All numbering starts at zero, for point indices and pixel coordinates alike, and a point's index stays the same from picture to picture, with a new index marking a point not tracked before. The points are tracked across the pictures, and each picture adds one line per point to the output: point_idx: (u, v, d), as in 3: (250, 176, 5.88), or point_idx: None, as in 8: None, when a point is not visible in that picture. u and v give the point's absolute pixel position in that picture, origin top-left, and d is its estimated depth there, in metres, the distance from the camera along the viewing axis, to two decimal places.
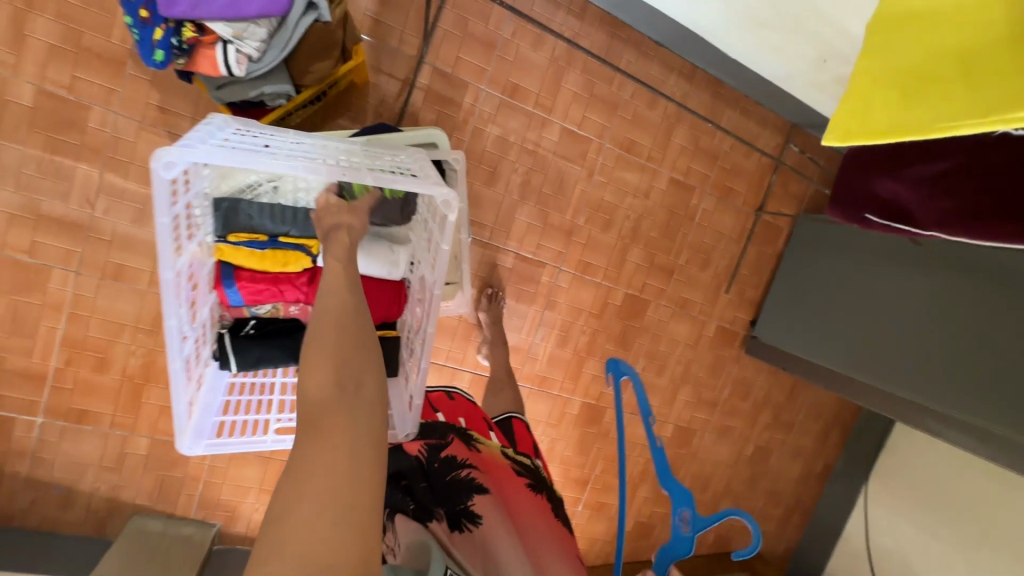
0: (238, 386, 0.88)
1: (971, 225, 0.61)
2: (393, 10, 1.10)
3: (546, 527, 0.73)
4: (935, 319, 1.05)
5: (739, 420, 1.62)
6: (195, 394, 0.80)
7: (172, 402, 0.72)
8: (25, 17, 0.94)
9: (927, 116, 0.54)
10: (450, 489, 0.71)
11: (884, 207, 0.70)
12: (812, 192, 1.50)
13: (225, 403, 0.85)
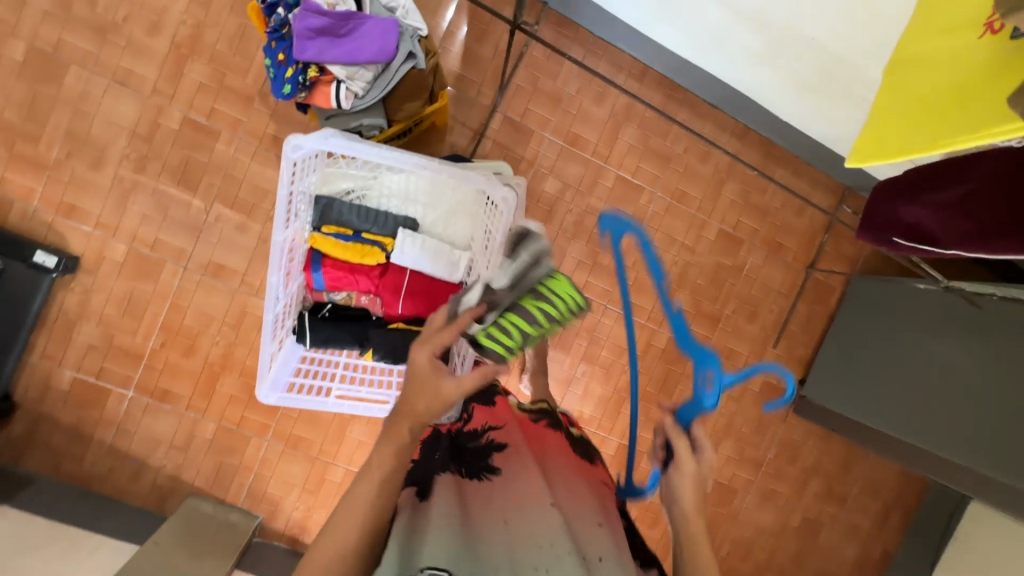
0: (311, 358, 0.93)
1: (990, 243, 0.68)
2: (475, 66, 1.27)
3: (574, 473, 0.67)
4: (984, 384, 1.01)
5: (786, 485, 1.55)
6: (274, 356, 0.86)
7: (260, 353, 0.79)
8: (185, 59, 1.17)
9: (935, 136, 0.61)
10: (472, 454, 0.67)
11: (910, 231, 0.80)
12: (866, 254, 1.49)
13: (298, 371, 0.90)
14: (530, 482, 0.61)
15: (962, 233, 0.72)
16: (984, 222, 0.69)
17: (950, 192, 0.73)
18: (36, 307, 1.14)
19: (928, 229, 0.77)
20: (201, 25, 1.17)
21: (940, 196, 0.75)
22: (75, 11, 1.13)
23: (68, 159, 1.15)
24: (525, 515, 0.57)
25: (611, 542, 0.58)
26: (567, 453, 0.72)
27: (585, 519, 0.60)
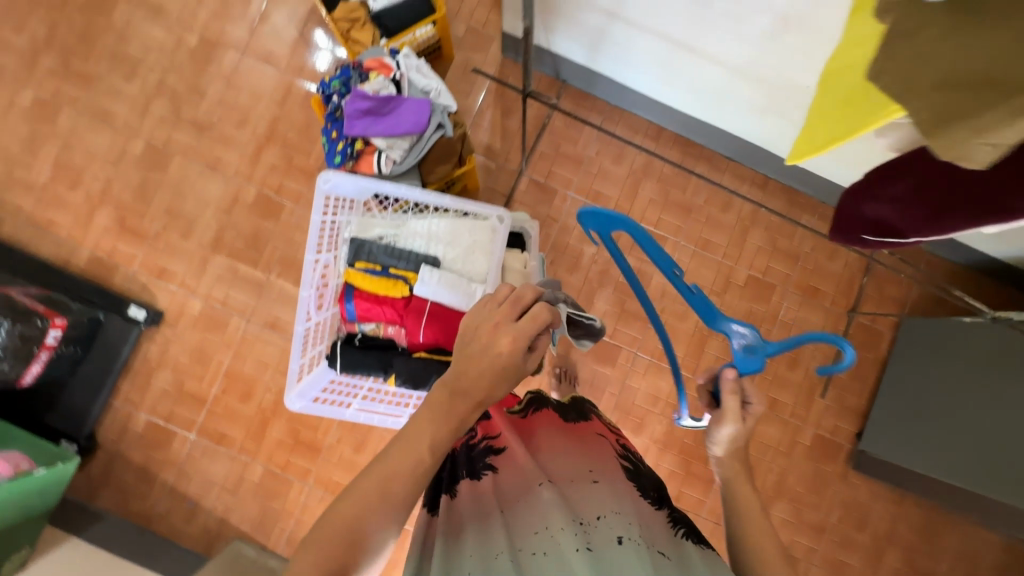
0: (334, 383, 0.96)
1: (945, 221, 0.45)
2: (503, 136, 1.42)
3: (565, 447, 0.68)
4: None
5: (857, 556, 1.39)
6: (305, 371, 0.91)
7: (292, 359, 0.85)
8: (262, 146, 1.41)
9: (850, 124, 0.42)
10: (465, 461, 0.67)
11: (877, 228, 0.54)
12: (914, 297, 1.42)
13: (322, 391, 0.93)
14: (516, 475, 0.62)
15: (923, 219, 0.47)
16: (937, 199, 0.46)
17: (895, 175, 0.50)
18: (125, 355, 1.32)
19: (887, 221, 0.52)
20: (277, 118, 1.41)
21: (891, 186, 0.51)
22: (183, 115, 1.41)
23: (165, 230, 1.38)
24: (518, 501, 0.58)
25: (608, 497, 0.59)
26: (557, 433, 0.72)
27: (579, 485, 0.61)
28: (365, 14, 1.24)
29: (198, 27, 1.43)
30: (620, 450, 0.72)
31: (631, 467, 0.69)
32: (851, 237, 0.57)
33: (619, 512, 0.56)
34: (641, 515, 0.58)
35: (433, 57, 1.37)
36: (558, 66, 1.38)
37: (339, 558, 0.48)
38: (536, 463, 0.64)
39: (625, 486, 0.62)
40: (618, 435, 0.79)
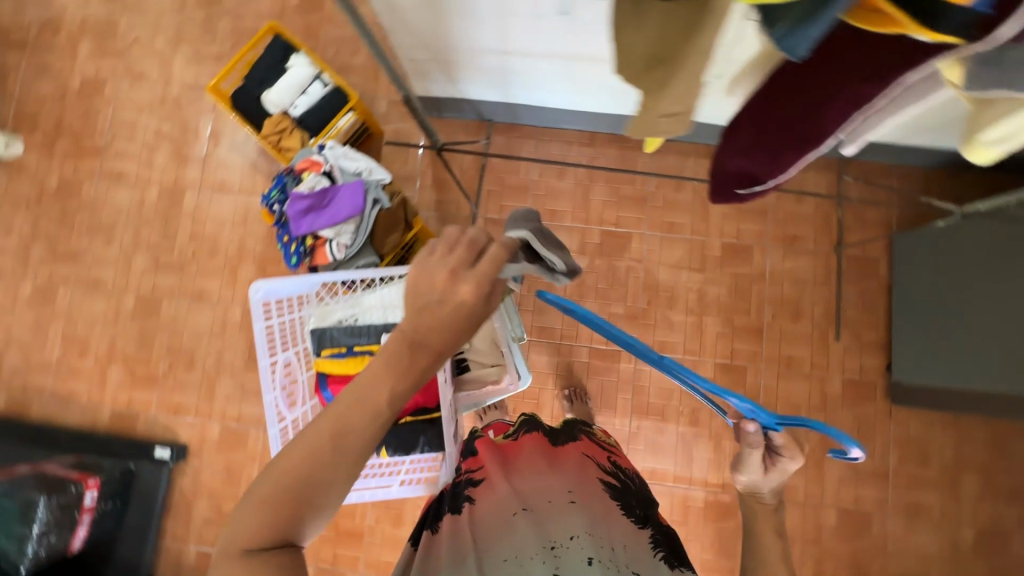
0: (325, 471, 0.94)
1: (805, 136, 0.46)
2: (448, 189, 1.48)
3: (545, 469, 0.70)
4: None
5: (932, 493, 1.30)
6: None
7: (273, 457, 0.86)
8: (237, 266, 1.50)
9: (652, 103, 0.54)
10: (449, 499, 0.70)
11: (743, 180, 0.56)
12: (897, 214, 1.38)
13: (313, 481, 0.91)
14: (495, 504, 0.64)
15: (769, 160, 0.50)
16: (774, 135, 0.48)
17: (738, 124, 0.53)
18: (161, 495, 1.39)
19: (750, 172, 0.53)
20: (243, 237, 1.51)
21: (736, 135, 0.53)
22: (162, 260, 1.52)
23: (171, 369, 1.47)
24: (494, 530, 0.61)
25: (582, 518, 0.61)
26: (540, 455, 0.73)
27: (557, 509, 0.62)
28: (290, 123, 1.35)
29: (156, 179, 1.56)
30: (607, 468, 0.73)
31: (618, 485, 0.70)
32: (729, 193, 0.59)
33: (591, 533, 0.59)
34: (617, 537, 0.60)
35: (364, 138, 1.46)
36: (478, 110, 1.44)
37: (290, 516, 0.44)
38: (514, 489, 0.66)
39: (603, 502, 0.64)
40: (608, 452, 0.78)
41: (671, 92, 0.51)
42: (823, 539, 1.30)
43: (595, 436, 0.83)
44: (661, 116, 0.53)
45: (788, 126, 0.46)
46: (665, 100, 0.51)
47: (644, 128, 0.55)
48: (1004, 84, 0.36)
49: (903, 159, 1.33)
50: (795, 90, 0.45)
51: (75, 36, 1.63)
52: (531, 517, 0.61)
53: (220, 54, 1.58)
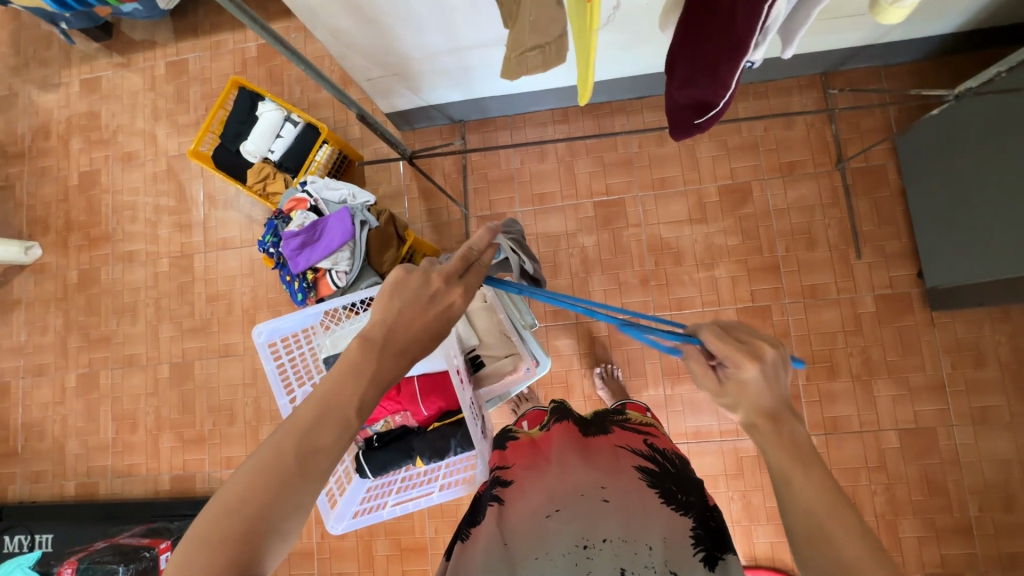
0: (370, 492, 0.92)
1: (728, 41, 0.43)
2: (436, 197, 1.49)
3: (576, 460, 0.66)
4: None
5: (997, 395, 1.23)
6: (336, 492, 0.89)
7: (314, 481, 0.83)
8: (254, 316, 1.55)
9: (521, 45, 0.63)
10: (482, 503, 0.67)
11: (699, 109, 0.53)
12: (895, 115, 1.31)
13: (359, 502, 0.88)
14: (525, 499, 0.62)
15: (711, 81, 0.48)
16: (704, 57, 0.47)
17: (672, 60, 0.52)
18: None
19: (699, 98, 0.51)
20: (255, 287, 1.56)
21: (673, 71, 0.52)
22: (185, 325, 1.59)
23: (215, 426, 1.53)
24: (524, 528, 0.59)
25: (617, 519, 0.58)
26: (570, 446, 0.69)
27: (590, 506, 0.59)
28: (272, 168, 1.38)
29: (164, 252, 1.63)
30: (644, 452, 0.68)
31: (656, 471, 0.65)
32: (688, 126, 0.56)
33: (625, 539, 0.56)
34: (655, 531, 0.57)
35: (345, 166, 1.48)
36: (448, 113, 1.44)
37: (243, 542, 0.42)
38: (544, 483, 0.63)
39: (641, 498, 0.60)
40: (643, 432, 0.74)
41: (527, 32, 0.61)
42: (889, 463, 1.25)
43: (628, 421, 0.77)
44: (528, 52, 0.63)
45: (714, 43, 0.45)
46: (526, 36, 0.62)
47: (517, 64, 0.66)
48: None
49: (883, 60, 1.27)
50: (709, 7, 0.45)
51: (65, 136, 1.72)
52: (564, 517, 0.59)
53: (197, 119, 1.64)
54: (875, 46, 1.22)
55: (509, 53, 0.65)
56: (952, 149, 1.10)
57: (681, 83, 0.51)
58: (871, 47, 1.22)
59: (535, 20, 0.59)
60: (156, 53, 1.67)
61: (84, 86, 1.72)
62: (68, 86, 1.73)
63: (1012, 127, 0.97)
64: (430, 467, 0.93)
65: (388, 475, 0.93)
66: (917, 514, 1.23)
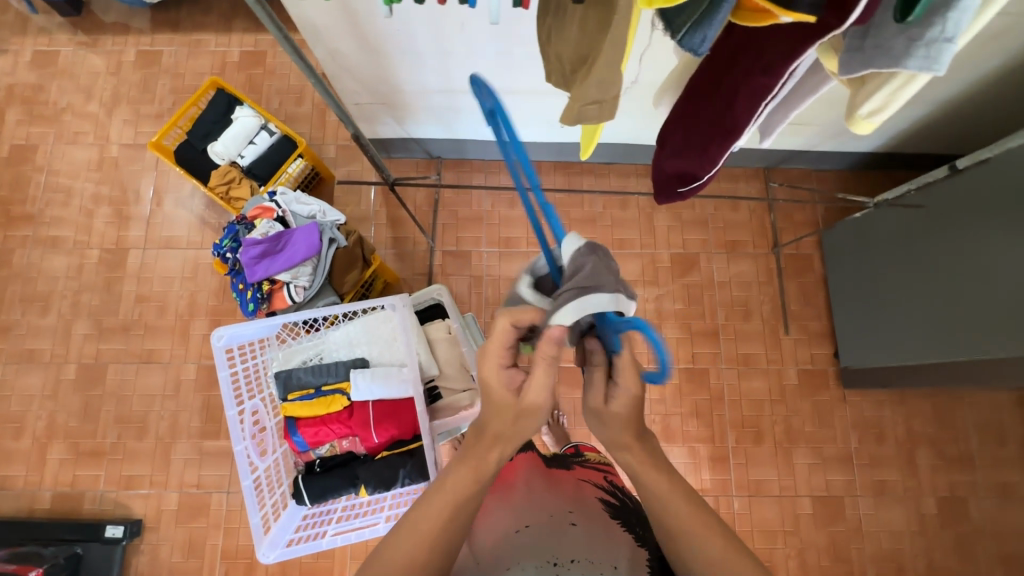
0: (309, 516, 0.92)
1: (729, 123, 0.49)
2: (403, 227, 1.50)
3: (544, 487, 0.68)
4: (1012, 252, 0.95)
5: (894, 471, 1.37)
6: (270, 520, 0.89)
7: (248, 513, 0.83)
8: (189, 322, 1.44)
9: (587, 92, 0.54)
10: None
11: (684, 178, 0.60)
12: (822, 214, 1.50)
13: (297, 529, 0.90)
14: (491, 521, 0.64)
15: (700, 155, 0.55)
16: (700, 134, 0.54)
17: (671, 129, 0.59)
18: None
19: (686, 170, 0.59)
20: (194, 292, 1.46)
21: (671, 139, 0.59)
22: (105, 324, 1.45)
23: (120, 439, 1.38)
24: (494, 549, 0.61)
25: (585, 541, 0.60)
26: (537, 475, 0.71)
27: (560, 529, 0.62)
28: (239, 172, 1.34)
29: (95, 243, 1.50)
30: (606, 487, 0.71)
31: (617, 504, 0.68)
32: (671, 192, 0.64)
33: (592, 559, 0.59)
34: (619, 555, 0.60)
35: (315, 182, 1.49)
36: (427, 148, 1.48)
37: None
38: (514, 507, 0.65)
39: (606, 524, 0.63)
40: (604, 470, 0.77)
41: (594, 82, 0.53)
42: (803, 528, 1.34)
43: (587, 460, 0.80)
44: (588, 104, 0.54)
45: (709, 125, 0.52)
46: (591, 87, 0.53)
47: (574, 114, 0.56)
48: (864, 63, 0.43)
49: (815, 163, 1.46)
50: (709, 92, 0.51)
51: (2, 104, 1.59)
52: (532, 536, 0.61)
53: (160, 112, 1.57)
54: (808, 151, 1.41)
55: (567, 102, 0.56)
56: (867, 246, 1.28)
57: (674, 153, 0.59)
58: (806, 152, 1.41)
59: (605, 72, 0.52)
60: (127, 39, 1.61)
61: (36, 57, 1.61)
62: (16, 54, 1.61)
63: (916, 233, 1.15)
64: (373, 497, 0.94)
65: (327, 502, 0.92)
66: None
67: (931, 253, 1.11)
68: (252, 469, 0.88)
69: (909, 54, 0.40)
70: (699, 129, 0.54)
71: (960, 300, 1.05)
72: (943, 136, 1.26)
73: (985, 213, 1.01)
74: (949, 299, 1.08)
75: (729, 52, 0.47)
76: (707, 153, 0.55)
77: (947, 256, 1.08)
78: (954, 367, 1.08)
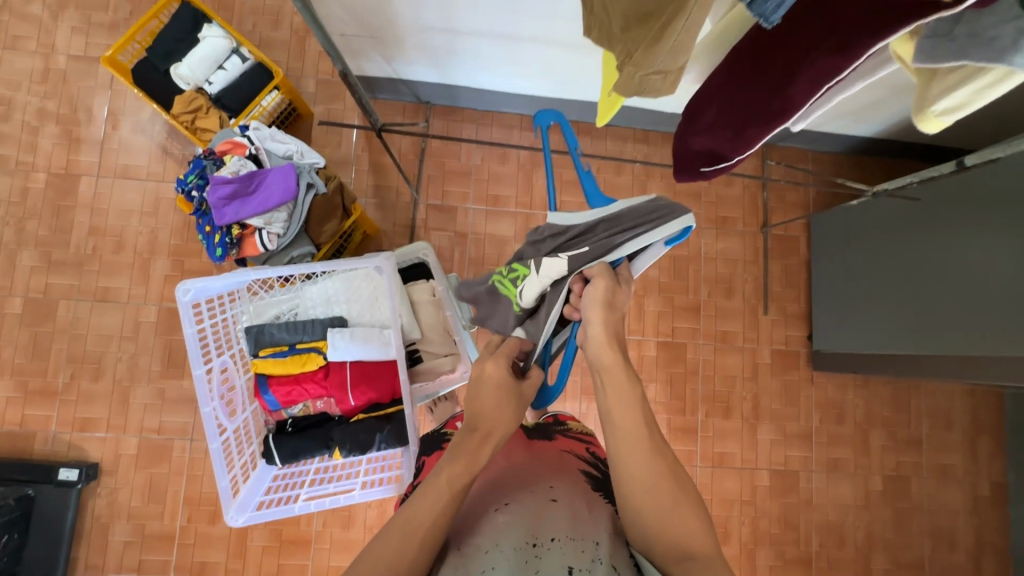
0: (282, 476, 0.93)
1: (776, 106, 0.48)
2: (385, 176, 1.41)
3: (525, 459, 0.69)
4: (1003, 257, 0.96)
5: (848, 450, 1.44)
6: (240, 478, 0.89)
7: (217, 478, 0.81)
8: (149, 261, 1.35)
9: (649, 60, 0.49)
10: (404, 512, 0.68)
11: (711, 159, 0.61)
12: (813, 196, 1.48)
13: (270, 489, 0.91)
14: (469, 507, 0.63)
15: (735, 137, 0.55)
16: (740, 114, 0.53)
17: (704, 107, 0.58)
18: (71, 522, 1.24)
19: (716, 150, 0.59)
20: (155, 229, 1.36)
21: (700, 118, 0.59)
22: (54, 257, 1.33)
23: (73, 379, 1.30)
24: (473, 528, 0.59)
25: (565, 518, 0.58)
26: (519, 454, 0.71)
27: (540, 506, 0.60)
28: (206, 101, 1.22)
29: (41, 166, 1.36)
30: (586, 458, 0.72)
31: (598, 475, 0.69)
32: (694, 171, 0.64)
33: (574, 537, 0.56)
34: (600, 531, 0.58)
35: (292, 118, 1.37)
36: (415, 91, 1.37)
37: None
38: (495, 489, 0.65)
39: (586, 499, 0.63)
40: (585, 441, 0.77)
41: (664, 51, 0.48)
42: (758, 499, 1.40)
43: (569, 430, 0.80)
44: (651, 74, 0.51)
45: (751, 107, 0.51)
46: (657, 58, 0.49)
47: (632, 83, 0.53)
48: (954, 55, 0.38)
49: (813, 143, 1.43)
50: (761, 68, 0.49)
51: None
52: (510, 516, 0.59)
53: (114, 21, 1.39)
54: (810, 130, 1.36)
55: (627, 68, 0.52)
56: (852, 236, 1.29)
57: (703, 132, 0.59)
58: (808, 131, 1.37)
59: (678, 43, 0.47)
60: None
61: None
62: None
63: (904, 228, 1.14)
64: (347, 461, 0.94)
65: (299, 464, 0.93)
66: (773, 544, 1.39)
67: (920, 243, 1.11)
68: (221, 429, 0.85)
69: (1016, 49, 0.36)
70: (740, 107, 0.53)
71: (940, 299, 1.07)
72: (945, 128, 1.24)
73: (981, 202, 1.00)
74: (931, 289, 1.09)
75: (791, 23, 0.45)
76: (738, 138, 0.55)
77: (934, 245, 1.08)
78: (926, 356, 1.10)
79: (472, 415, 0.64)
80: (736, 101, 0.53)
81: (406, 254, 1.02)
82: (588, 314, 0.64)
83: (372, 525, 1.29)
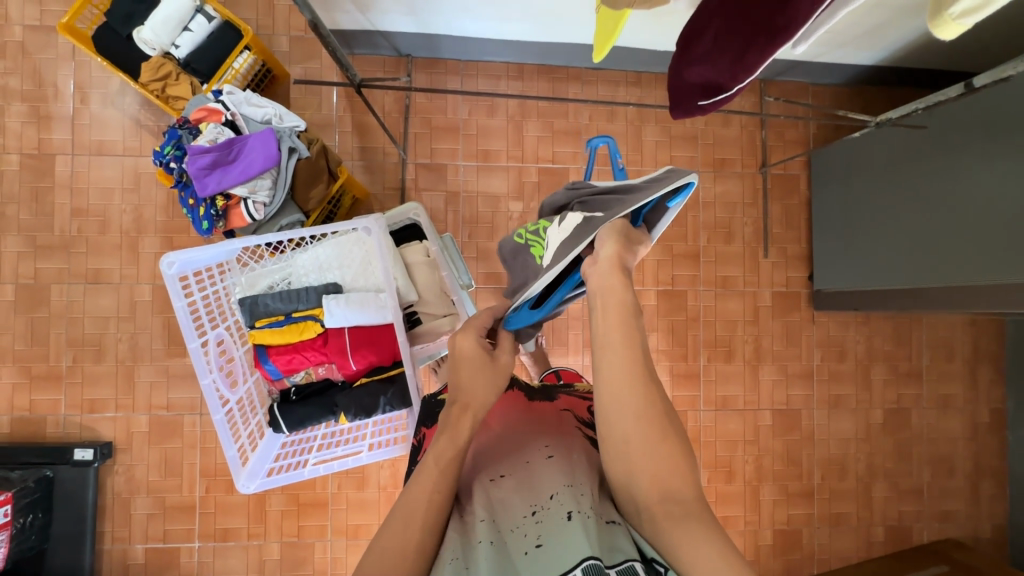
0: (291, 442, 0.95)
1: (783, 19, 0.46)
2: (369, 137, 1.36)
3: (524, 423, 0.70)
4: (1010, 180, 0.93)
5: (850, 386, 1.45)
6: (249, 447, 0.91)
7: (224, 450, 0.82)
8: (137, 239, 1.32)
9: None
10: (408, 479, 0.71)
11: (707, 91, 0.57)
12: (813, 132, 1.43)
13: (279, 456, 0.93)
14: (467, 477, 0.64)
15: (735, 63, 0.52)
16: (744, 36, 0.51)
17: (704, 33, 0.56)
18: (92, 499, 1.27)
19: (713, 80, 0.56)
20: (139, 206, 1.32)
21: (697, 46, 0.57)
22: (41, 241, 1.31)
23: (76, 362, 1.31)
24: (471, 496, 0.60)
25: (561, 471, 0.59)
26: (519, 416, 0.72)
27: (536, 466, 0.61)
28: (174, 67, 1.16)
29: (13, 148, 1.31)
30: (587, 419, 0.72)
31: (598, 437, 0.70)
32: (691, 107, 0.61)
33: (571, 485, 0.57)
34: (595, 483, 0.59)
35: (268, 81, 1.31)
36: (395, 43, 1.30)
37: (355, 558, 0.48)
38: (494, 455, 0.66)
39: (581, 452, 0.64)
40: (589, 399, 0.77)
41: None
42: (761, 438, 1.43)
43: (574, 391, 0.80)
44: None
45: (754, 27, 0.49)
46: None
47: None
48: None
49: (813, 75, 1.37)
50: None
51: None
52: (506, 487, 0.59)
53: None
54: (810, 61, 1.30)
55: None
56: (854, 169, 1.25)
57: (703, 60, 0.56)
58: (808, 62, 1.31)
59: None
60: None
61: None
62: None
63: (909, 159, 1.11)
64: (354, 424, 0.96)
65: (306, 431, 0.94)
66: (776, 480, 1.43)
67: (924, 174, 1.08)
68: (223, 402, 0.85)
69: None
70: (745, 27, 0.50)
71: (943, 228, 1.05)
72: (949, 50, 1.18)
73: (988, 129, 0.96)
74: (933, 222, 1.07)
75: None
76: (738, 61, 0.52)
77: (938, 176, 1.05)
78: (924, 288, 1.10)
79: (468, 378, 0.63)
80: (740, 20, 0.51)
81: (399, 216, 1.00)
82: (603, 238, 0.62)
83: (385, 484, 1.33)
